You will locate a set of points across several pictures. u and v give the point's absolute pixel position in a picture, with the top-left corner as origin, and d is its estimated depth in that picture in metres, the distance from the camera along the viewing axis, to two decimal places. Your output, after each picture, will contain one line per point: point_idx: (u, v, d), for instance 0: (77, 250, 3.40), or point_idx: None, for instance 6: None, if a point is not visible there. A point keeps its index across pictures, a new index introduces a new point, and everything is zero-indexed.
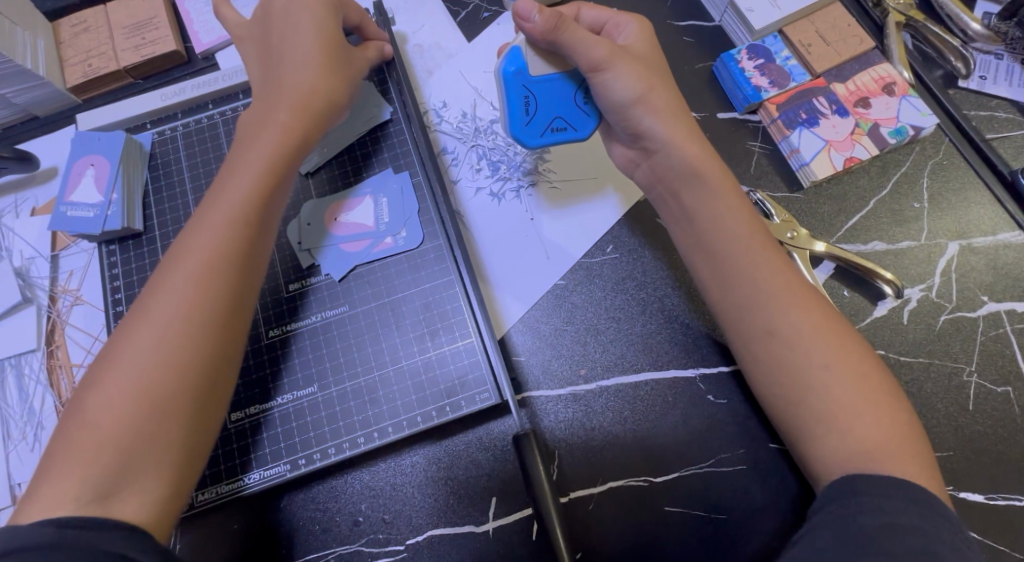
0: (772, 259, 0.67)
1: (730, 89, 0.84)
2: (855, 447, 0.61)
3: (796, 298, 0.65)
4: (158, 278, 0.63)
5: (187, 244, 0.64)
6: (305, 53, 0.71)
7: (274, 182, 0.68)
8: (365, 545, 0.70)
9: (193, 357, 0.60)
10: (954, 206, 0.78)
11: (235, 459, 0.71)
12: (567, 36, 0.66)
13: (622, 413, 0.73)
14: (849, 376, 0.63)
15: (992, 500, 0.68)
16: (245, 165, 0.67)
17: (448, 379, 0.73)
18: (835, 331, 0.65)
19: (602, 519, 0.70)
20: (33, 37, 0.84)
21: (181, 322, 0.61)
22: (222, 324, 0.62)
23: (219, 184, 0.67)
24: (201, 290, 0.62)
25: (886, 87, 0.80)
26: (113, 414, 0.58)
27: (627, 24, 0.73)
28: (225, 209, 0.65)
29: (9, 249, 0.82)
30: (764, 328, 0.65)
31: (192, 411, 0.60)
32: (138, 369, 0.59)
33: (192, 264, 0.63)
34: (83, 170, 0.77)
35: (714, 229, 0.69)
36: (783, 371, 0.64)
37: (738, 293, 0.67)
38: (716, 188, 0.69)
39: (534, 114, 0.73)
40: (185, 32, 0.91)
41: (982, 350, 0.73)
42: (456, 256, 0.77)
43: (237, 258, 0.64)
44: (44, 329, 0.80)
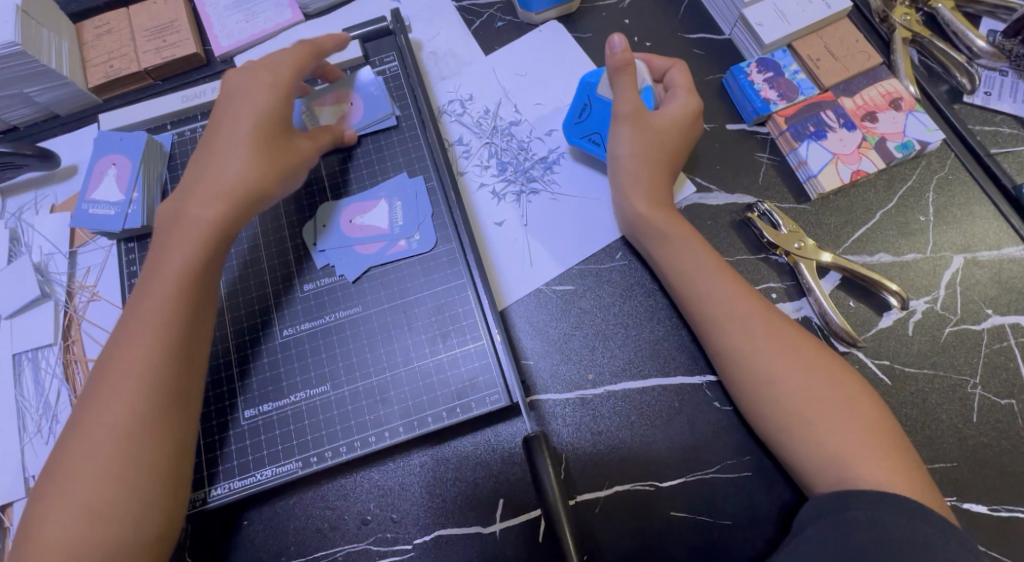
0: (732, 288, 0.72)
1: (739, 101, 0.85)
2: (831, 456, 0.64)
3: (758, 325, 0.70)
4: (95, 388, 0.65)
5: (121, 351, 0.65)
6: (246, 142, 0.71)
7: (204, 273, 0.69)
8: (372, 544, 0.71)
9: (136, 466, 0.63)
10: (959, 220, 0.79)
11: (204, 470, 0.72)
12: (616, 77, 0.78)
13: (629, 419, 0.74)
14: (801, 388, 0.67)
15: (995, 512, 0.69)
16: (169, 266, 0.68)
17: (459, 381, 0.74)
18: (789, 348, 0.69)
19: (607, 523, 0.71)
20: (58, 38, 0.85)
21: (122, 432, 0.63)
22: (160, 426, 0.64)
23: (146, 286, 0.68)
24: (138, 399, 0.64)
25: (893, 102, 0.82)
26: (66, 533, 0.60)
27: (677, 97, 0.80)
28: (158, 311, 0.66)
29: (28, 245, 0.84)
30: (717, 349, 0.71)
31: (144, 519, 0.62)
32: (85, 485, 0.62)
33: (130, 371, 0.64)
34: (105, 168, 0.79)
35: (676, 259, 0.75)
36: (741, 387, 0.69)
37: (702, 323, 0.72)
38: (675, 237, 0.75)
39: (585, 119, 0.83)
40: (205, 35, 0.93)
41: (986, 363, 0.74)
42: (468, 259, 0.78)
43: (174, 358, 0.66)
44: (61, 323, 0.81)
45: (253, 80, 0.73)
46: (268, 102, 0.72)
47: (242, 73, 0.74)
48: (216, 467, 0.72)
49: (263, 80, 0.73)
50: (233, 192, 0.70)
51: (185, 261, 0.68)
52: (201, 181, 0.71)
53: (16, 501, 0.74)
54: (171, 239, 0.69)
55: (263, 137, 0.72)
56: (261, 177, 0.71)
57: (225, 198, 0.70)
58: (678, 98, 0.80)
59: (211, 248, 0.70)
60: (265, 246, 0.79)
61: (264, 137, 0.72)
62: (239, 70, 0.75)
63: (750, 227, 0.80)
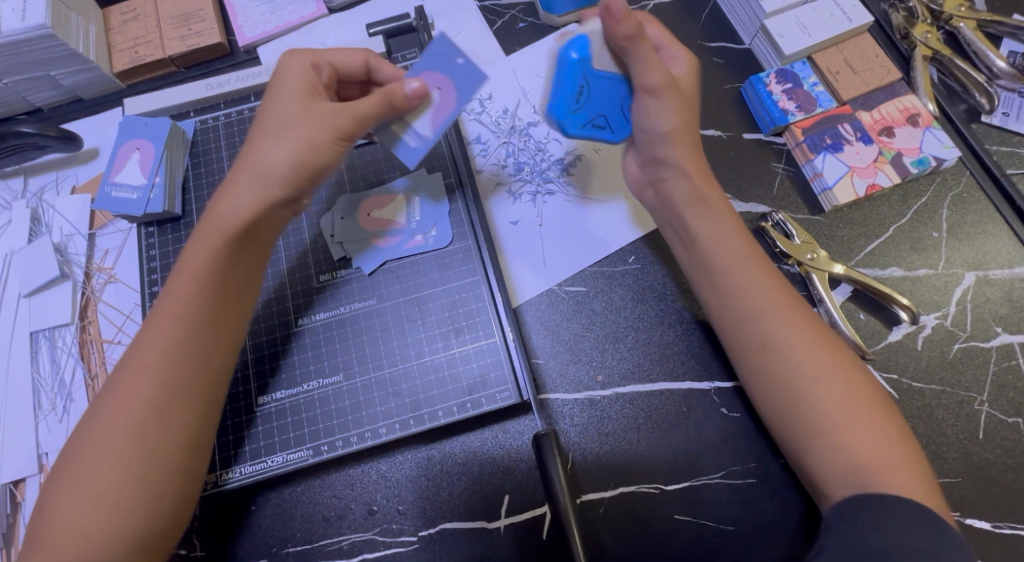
0: (762, 271, 0.70)
1: (757, 111, 0.86)
2: (859, 456, 0.62)
3: (787, 311, 0.68)
4: (115, 376, 0.64)
5: (142, 341, 0.64)
6: (279, 123, 0.67)
7: (229, 268, 0.67)
8: (378, 534, 0.72)
9: (147, 454, 0.61)
10: (973, 237, 0.80)
11: (229, 450, 0.73)
12: (634, 50, 0.67)
13: (636, 421, 0.75)
14: (842, 386, 0.64)
15: (998, 529, 0.69)
16: (192, 259, 0.66)
17: (470, 377, 0.75)
18: (828, 345, 0.66)
19: (611, 523, 0.72)
20: (85, 22, 0.86)
21: (138, 417, 0.61)
22: (172, 415, 0.62)
23: (173, 279, 0.66)
24: (153, 387, 0.62)
25: (910, 118, 0.82)
26: (74, 519, 0.59)
27: (677, 56, 0.73)
28: (179, 302, 0.65)
29: (49, 225, 0.85)
30: (760, 342, 0.67)
31: (151, 508, 0.61)
32: (94, 470, 0.60)
33: (153, 358, 0.63)
34: (129, 153, 0.80)
35: (707, 236, 0.72)
36: (782, 384, 0.66)
37: (732, 307, 0.69)
38: (720, 215, 0.72)
39: (581, 104, 0.75)
40: (229, 25, 0.94)
41: (995, 381, 0.74)
42: (484, 256, 0.79)
43: (191, 350, 0.64)
44: (78, 304, 0.82)
45: (292, 65, 0.69)
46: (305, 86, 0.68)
47: (279, 62, 0.70)
48: (227, 452, 0.73)
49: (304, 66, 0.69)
50: (258, 175, 0.66)
51: (209, 254, 0.65)
52: (236, 172, 0.67)
53: (29, 476, 0.75)
54: (198, 232, 0.67)
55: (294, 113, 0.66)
56: (280, 151, 0.66)
57: (260, 183, 0.66)
58: (676, 59, 0.73)
59: (240, 241, 0.67)
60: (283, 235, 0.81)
61: (295, 112, 0.66)
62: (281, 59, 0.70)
63: (763, 237, 0.81)
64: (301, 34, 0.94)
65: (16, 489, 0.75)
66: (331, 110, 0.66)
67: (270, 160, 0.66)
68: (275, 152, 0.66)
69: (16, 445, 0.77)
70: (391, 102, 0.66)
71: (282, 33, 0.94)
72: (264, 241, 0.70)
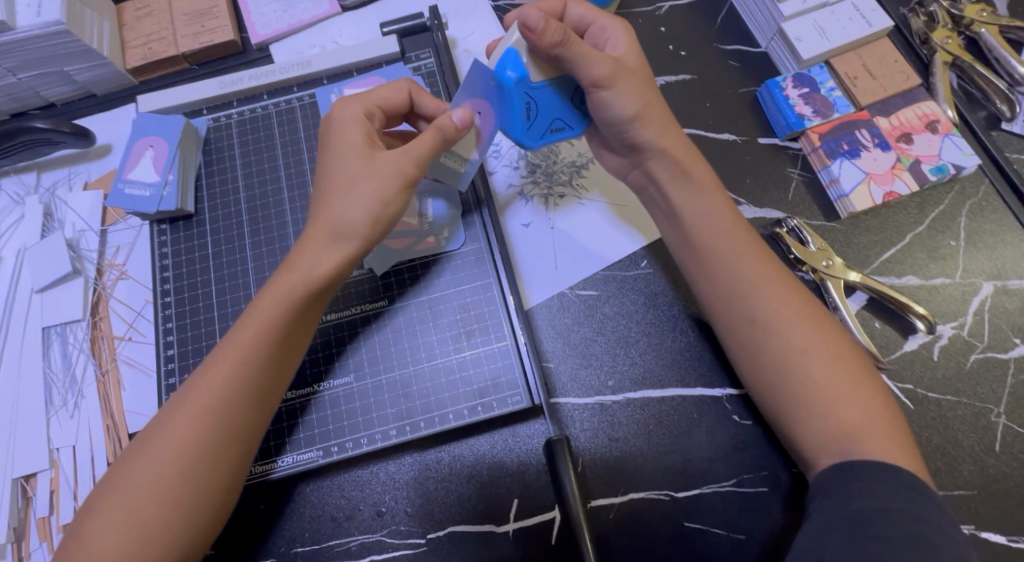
0: (755, 249, 0.68)
1: (773, 116, 0.85)
2: (846, 431, 0.61)
3: (778, 287, 0.66)
4: (167, 412, 0.62)
5: (198, 382, 0.63)
6: (350, 177, 0.64)
7: (296, 320, 0.65)
8: (386, 536, 0.72)
9: (192, 494, 0.60)
10: (992, 247, 0.79)
11: (275, 439, 0.73)
12: (572, 51, 0.60)
13: (647, 427, 0.74)
14: (829, 360, 0.63)
15: (1013, 542, 0.68)
16: (262, 306, 0.64)
17: (481, 380, 0.74)
18: (816, 320, 0.65)
19: (620, 530, 0.71)
20: (99, 18, 0.86)
21: (185, 454, 0.60)
22: (222, 458, 0.61)
23: (238, 325, 0.65)
24: (207, 431, 0.61)
25: (929, 124, 0.81)
26: (110, 549, 0.58)
27: (613, 30, 0.69)
28: (243, 349, 0.63)
29: (61, 221, 0.85)
30: (747, 316, 0.66)
31: (187, 545, 0.60)
32: (135, 502, 0.59)
33: (207, 399, 0.62)
34: (143, 150, 0.79)
35: (698, 213, 0.69)
36: (766, 358, 0.65)
37: (722, 286, 0.68)
38: (703, 186, 0.70)
39: (534, 117, 0.67)
40: (242, 22, 0.94)
41: (1011, 393, 0.73)
42: (495, 257, 0.79)
43: (250, 397, 0.63)
44: (89, 300, 0.82)
45: (353, 119, 0.67)
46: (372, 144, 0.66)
47: (331, 111, 0.68)
48: None
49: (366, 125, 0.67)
50: (334, 233, 0.64)
51: (277, 303, 0.64)
52: (311, 226, 0.65)
53: (40, 472, 0.76)
54: (273, 281, 0.66)
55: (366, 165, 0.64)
56: (351, 206, 0.64)
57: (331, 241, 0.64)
58: (613, 37, 0.69)
59: (312, 297, 0.65)
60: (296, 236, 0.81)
61: (368, 169, 0.64)
62: (342, 113, 0.67)
63: (778, 243, 0.80)
64: (313, 33, 0.94)
65: (27, 484, 0.76)
66: (401, 159, 0.64)
67: (348, 217, 0.64)
68: (348, 208, 0.64)
69: (28, 440, 0.77)
70: (444, 135, 0.65)
71: (295, 32, 0.93)
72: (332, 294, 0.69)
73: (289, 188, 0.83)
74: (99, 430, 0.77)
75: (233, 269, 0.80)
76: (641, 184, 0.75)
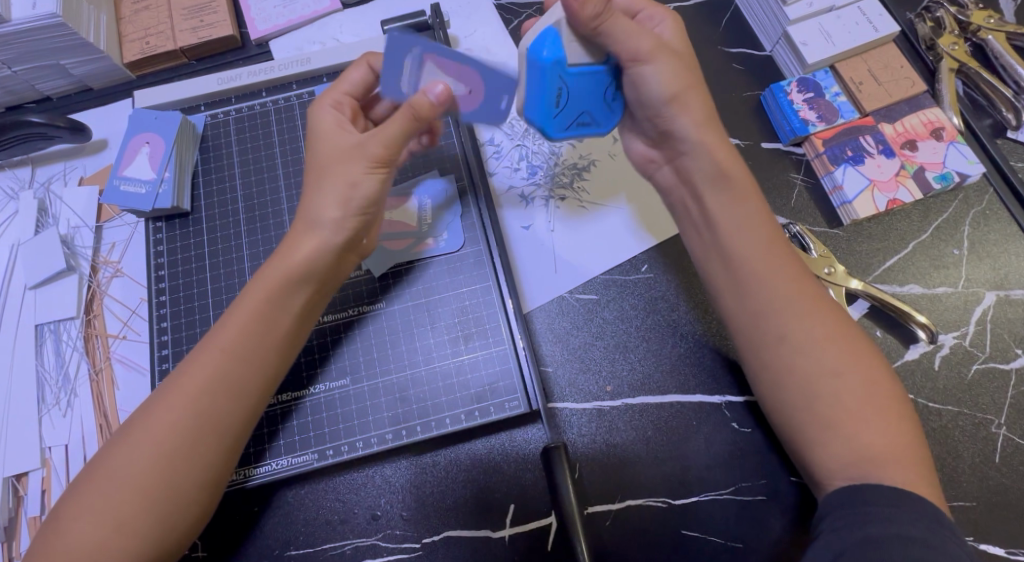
0: (787, 264, 0.67)
1: (777, 121, 0.84)
2: (866, 454, 0.61)
3: (807, 305, 0.65)
4: (152, 400, 0.62)
5: (183, 372, 0.62)
6: (323, 167, 0.65)
7: (281, 312, 0.64)
8: (381, 540, 0.71)
9: (169, 484, 0.59)
10: (995, 256, 0.78)
11: (263, 444, 0.72)
12: (610, 26, 0.60)
13: (645, 433, 0.74)
14: (861, 382, 0.63)
15: (1012, 555, 0.68)
16: (251, 298, 0.64)
17: (478, 384, 0.74)
18: (846, 339, 0.64)
19: (617, 537, 0.71)
20: (96, 11, 0.85)
21: (165, 444, 0.60)
22: (201, 450, 0.60)
23: (226, 316, 0.64)
24: (187, 420, 0.60)
25: (934, 131, 0.81)
26: (86, 537, 0.57)
27: (660, 18, 0.69)
28: (228, 340, 0.62)
29: (56, 217, 0.84)
30: (777, 334, 0.65)
31: (162, 537, 0.59)
32: (113, 490, 0.59)
33: (189, 389, 0.61)
34: (139, 146, 0.79)
35: (730, 228, 0.68)
36: (791, 379, 0.64)
37: (748, 303, 0.67)
38: (742, 195, 0.68)
39: (565, 107, 0.64)
40: (241, 18, 0.93)
41: (1013, 404, 0.73)
42: (495, 260, 0.78)
43: (233, 389, 0.62)
44: (83, 298, 0.81)
45: (325, 114, 0.67)
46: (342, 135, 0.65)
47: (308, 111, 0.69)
48: None
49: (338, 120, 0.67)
50: (308, 223, 0.64)
51: (265, 295, 0.63)
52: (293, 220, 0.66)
53: (31, 471, 0.75)
54: (264, 275, 0.65)
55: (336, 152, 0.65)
56: (320, 194, 0.64)
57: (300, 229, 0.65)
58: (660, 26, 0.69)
59: (298, 291, 0.64)
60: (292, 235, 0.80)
61: (338, 159, 0.64)
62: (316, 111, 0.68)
63: None
64: (314, 29, 0.92)
65: (19, 483, 0.75)
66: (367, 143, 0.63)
67: (319, 207, 0.64)
68: (318, 198, 0.64)
69: (20, 438, 0.76)
70: (416, 116, 0.61)
71: (295, 28, 0.92)
72: (325, 291, 0.68)
73: (287, 186, 0.82)
74: (92, 429, 0.76)
75: (229, 268, 0.79)
76: (670, 185, 0.74)
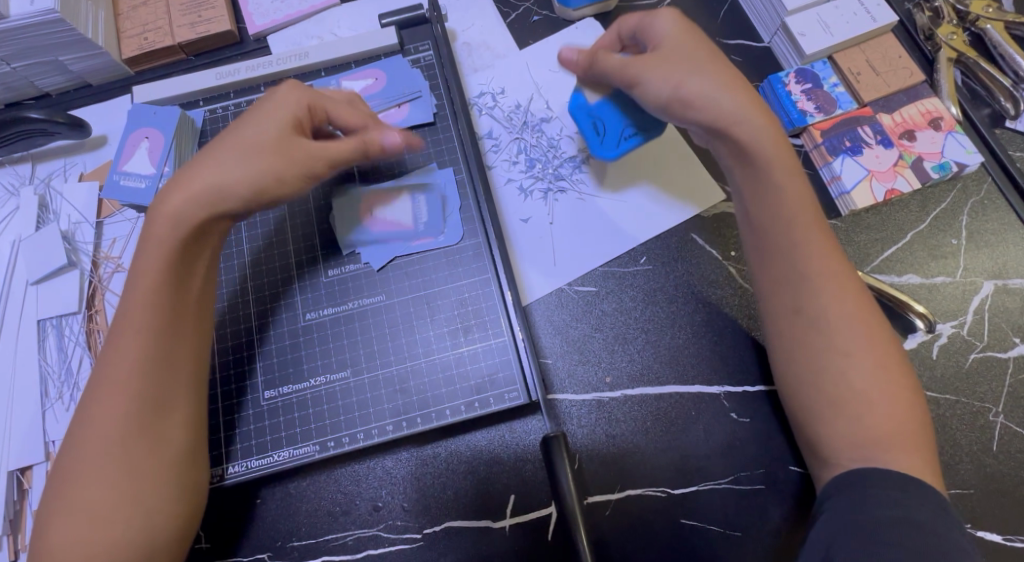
0: (815, 236, 0.67)
1: (775, 112, 0.84)
2: (863, 436, 0.61)
3: (829, 279, 0.66)
4: (87, 399, 0.63)
5: (107, 363, 0.63)
6: (257, 143, 0.66)
7: (182, 274, 0.66)
8: (383, 531, 0.72)
9: (137, 471, 0.61)
10: (993, 246, 0.78)
11: (266, 437, 0.73)
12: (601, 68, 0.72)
13: (645, 424, 0.74)
14: (867, 363, 0.63)
15: (1009, 541, 0.68)
16: (152, 268, 0.64)
17: (478, 376, 0.74)
18: (865, 319, 0.65)
19: (617, 524, 0.71)
20: (94, 7, 0.85)
21: (118, 434, 0.61)
22: (155, 429, 0.62)
23: (129, 294, 0.64)
24: (129, 405, 0.62)
25: (933, 121, 0.81)
26: (75, 538, 0.59)
27: (657, 20, 0.72)
28: (140, 320, 0.63)
29: (56, 213, 0.84)
30: (793, 306, 0.66)
31: (149, 515, 0.61)
32: (93, 489, 0.60)
33: (121, 377, 0.62)
34: (138, 141, 0.79)
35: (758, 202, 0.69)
36: (805, 353, 0.65)
37: (771, 273, 0.68)
38: (762, 167, 0.68)
39: (605, 131, 0.76)
40: (239, 13, 0.93)
41: (1010, 393, 0.73)
42: (494, 253, 0.78)
43: (159, 362, 0.63)
44: (85, 293, 0.81)
45: (283, 97, 0.69)
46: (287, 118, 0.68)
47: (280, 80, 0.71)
48: (233, 445, 0.72)
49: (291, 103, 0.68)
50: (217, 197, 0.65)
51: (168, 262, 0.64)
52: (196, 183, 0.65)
53: (36, 465, 0.76)
54: (155, 243, 0.65)
55: (271, 138, 0.66)
56: (243, 169, 0.65)
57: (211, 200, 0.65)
58: (658, 26, 0.72)
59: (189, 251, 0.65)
60: (292, 228, 0.79)
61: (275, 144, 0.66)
62: (271, 88, 0.70)
63: None
64: (312, 24, 0.92)
65: (23, 477, 0.75)
66: (311, 150, 0.68)
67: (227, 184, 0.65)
68: (236, 168, 0.65)
69: (23, 432, 0.76)
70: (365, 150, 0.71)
71: (293, 23, 0.92)
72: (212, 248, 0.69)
73: None
74: None
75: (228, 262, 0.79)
76: None
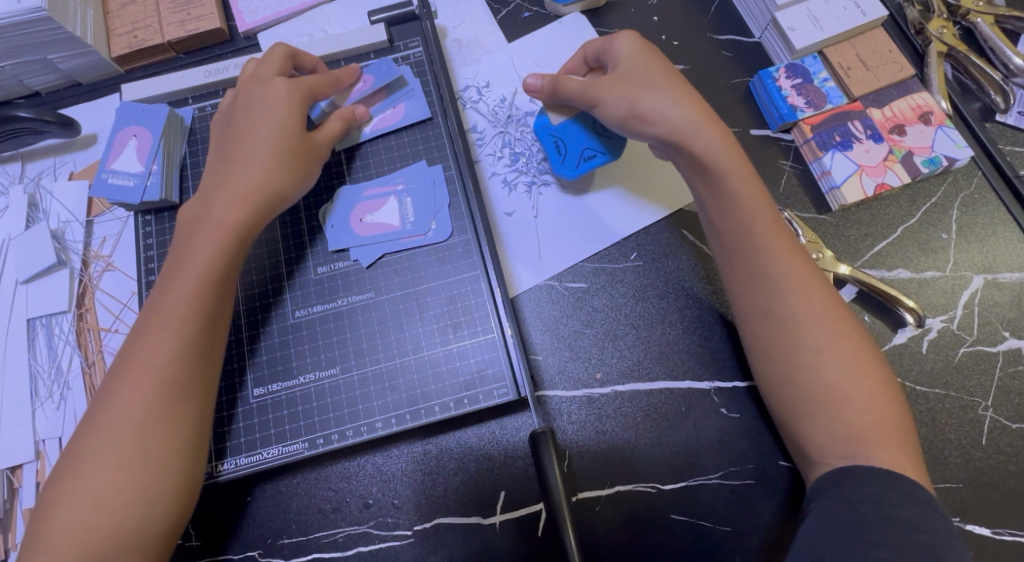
0: (779, 238, 0.68)
1: (766, 107, 0.84)
2: (850, 432, 0.61)
3: (798, 281, 0.66)
4: (113, 381, 0.64)
5: (139, 348, 0.64)
6: (265, 144, 0.71)
7: (227, 273, 0.68)
8: (373, 528, 0.72)
9: (149, 459, 0.62)
10: (983, 240, 0.78)
11: (254, 434, 0.73)
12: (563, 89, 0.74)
13: (635, 419, 0.74)
14: (848, 360, 0.63)
15: (999, 535, 0.68)
16: (193, 261, 0.67)
17: (467, 372, 0.74)
18: (834, 317, 0.65)
19: (607, 520, 0.71)
20: (82, 5, 0.85)
21: (141, 419, 0.62)
22: (181, 415, 0.63)
23: (169, 280, 0.67)
24: (160, 391, 0.63)
25: (923, 115, 0.81)
26: (81, 516, 0.60)
27: (616, 42, 0.74)
28: (180, 308, 0.65)
29: (46, 212, 0.84)
30: (762, 308, 0.66)
31: (158, 505, 0.62)
32: (97, 476, 0.61)
33: (152, 362, 0.63)
34: (127, 140, 0.79)
35: (723, 207, 0.69)
36: (784, 349, 0.65)
37: (742, 272, 0.68)
38: (723, 175, 0.69)
39: (565, 150, 0.78)
40: (230, 11, 0.92)
41: (1000, 387, 0.73)
42: (483, 250, 0.78)
43: (193, 352, 0.65)
44: (75, 292, 0.81)
45: (269, 91, 0.73)
46: (288, 113, 0.72)
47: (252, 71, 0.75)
48: (222, 443, 0.72)
49: (284, 97, 0.73)
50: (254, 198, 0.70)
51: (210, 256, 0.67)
52: (225, 187, 0.70)
53: (27, 464, 0.76)
54: (199, 237, 0.68)
55: (289, 142, 0.72)
56: (288, 182, 0.72)
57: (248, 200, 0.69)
58: (618, 46, 0.74)
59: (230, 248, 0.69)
60: (280, 225, 0.79)
61: (280, 141, 0.71)
62: (253, 80, 0.74)
63: None
64: (302, 21, 0.92)
65: (13, 476, 0.75)
66: (322, 144, 0.75)
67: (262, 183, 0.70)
68: (262, 169, 0.70)
69: (13, 431, 0.76)
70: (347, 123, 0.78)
71: (283, 21, 0.92)
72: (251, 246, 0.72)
73: None
74: None
75: None
76: None
